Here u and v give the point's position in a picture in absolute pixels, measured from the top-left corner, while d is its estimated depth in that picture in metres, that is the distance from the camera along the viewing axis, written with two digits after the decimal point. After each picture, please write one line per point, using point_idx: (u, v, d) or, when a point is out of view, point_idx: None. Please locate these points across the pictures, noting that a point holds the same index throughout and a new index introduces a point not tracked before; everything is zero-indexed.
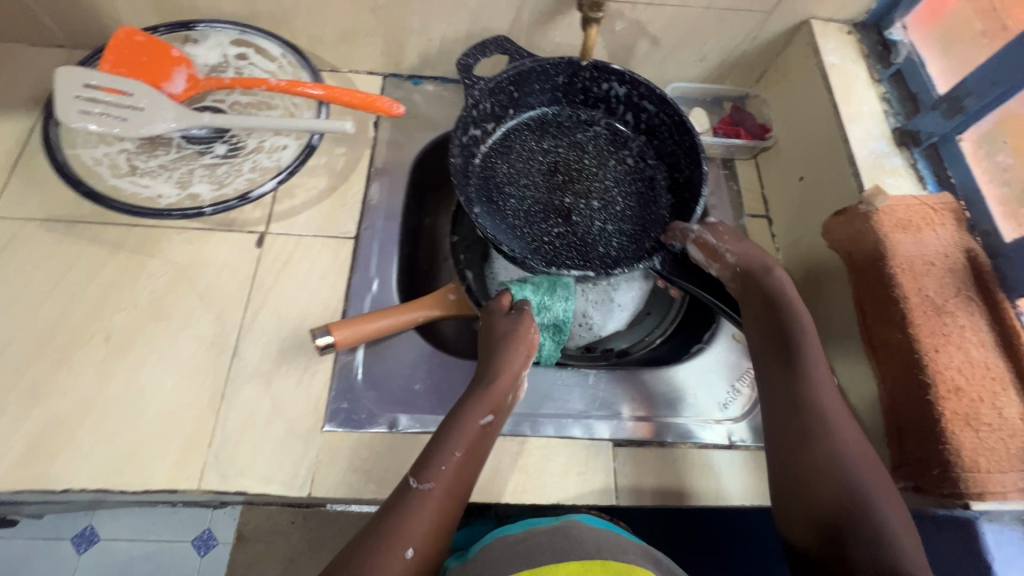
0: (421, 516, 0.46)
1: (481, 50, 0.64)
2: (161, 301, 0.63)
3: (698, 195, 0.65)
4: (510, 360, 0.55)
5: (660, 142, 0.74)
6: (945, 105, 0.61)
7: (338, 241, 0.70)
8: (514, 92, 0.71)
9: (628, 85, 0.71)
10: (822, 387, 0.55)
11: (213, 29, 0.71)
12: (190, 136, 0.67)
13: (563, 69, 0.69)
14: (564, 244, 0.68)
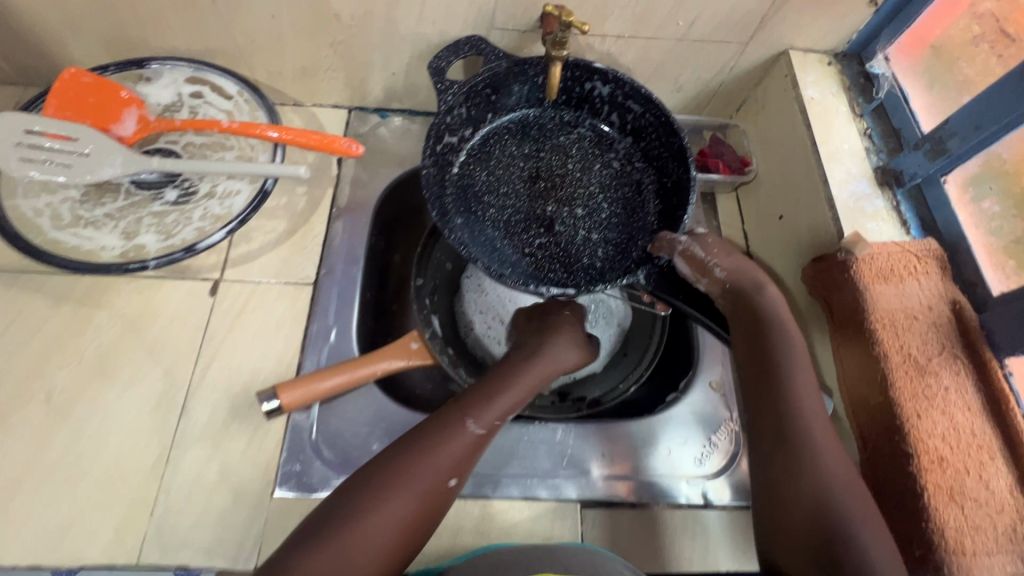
0: (458, 449, 0.48)
1: (452, 51, 0.60)
2: (107, 357, 0.61)
3: (688, 202, 0.60)
4: (567, 350, 0.60)
5: (647, 144, 0.67)
6: (928, 145, 0.57)
7: (296, 287, 0.67)
8: (492, 96, 0.64)
9: (613, 85, 0.64)
10: (810, 418, 0.51)
11: (168, 67, 0.68)
12: (139, 181, 0.64)
13: (543, 69, 0.63)
14: (546, 257, 0.62)
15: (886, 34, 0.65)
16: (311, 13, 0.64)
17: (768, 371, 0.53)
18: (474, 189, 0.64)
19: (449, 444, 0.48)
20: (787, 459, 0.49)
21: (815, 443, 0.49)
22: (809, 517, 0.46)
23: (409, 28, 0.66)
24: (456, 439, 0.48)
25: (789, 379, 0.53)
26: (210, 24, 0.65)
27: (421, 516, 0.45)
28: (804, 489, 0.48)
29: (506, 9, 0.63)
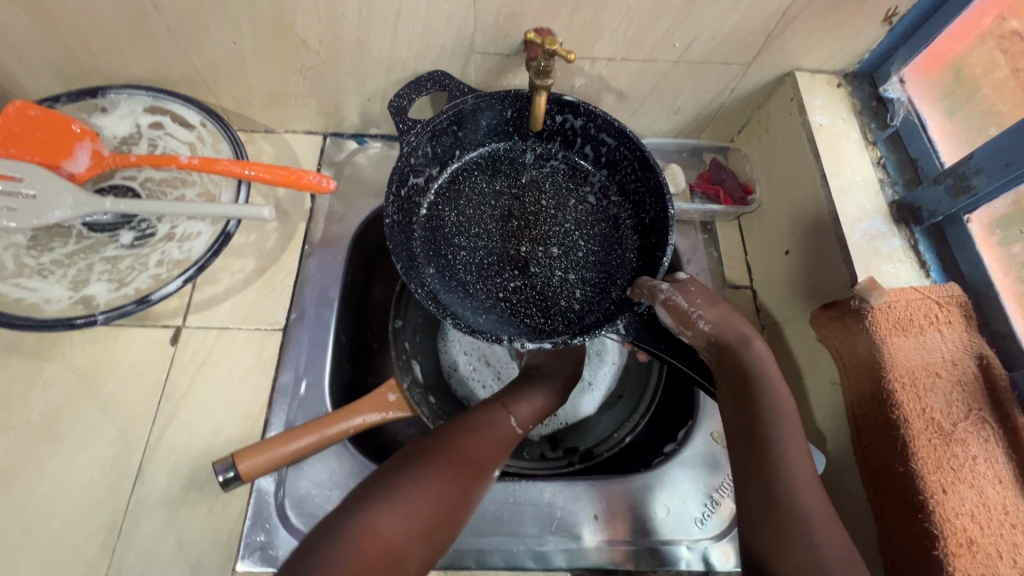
0: (501, 430, 0.52)
1: (414, 89, 0.57)
2: (58, 415, 0.56)
3: (665, 244, 0.56)
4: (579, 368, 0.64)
5: (623, 177, 0.63)
6: (950, 181, 0.52)
7: (265, 333, 0.62)
8: (458, 132, 0.62)
9: (585, 118, 0.61)
10: (803, 492, 0.44)
11: (124, 96, 0.63)
12: (92, 223, 0.59)
13: (511, 104, 0.60)
14: (522, 301, 0.59)
15: (901, 55, 0.59)
16: (276, 38, 0.59)
17: (756, 434, 0.47)
18: (443, 231, 0.61)
19: (494, 424, 0.52)
20: (776, 534, 0.43)
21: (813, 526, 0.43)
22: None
23: (383, 52, 0.61)
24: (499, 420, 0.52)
25: (779, 442, 0.46)
26: (167, 50, 0.60)
27: (459, 491, 0.45)
28: (801, 566, 0.41)
29: (487, 32, 0.58)
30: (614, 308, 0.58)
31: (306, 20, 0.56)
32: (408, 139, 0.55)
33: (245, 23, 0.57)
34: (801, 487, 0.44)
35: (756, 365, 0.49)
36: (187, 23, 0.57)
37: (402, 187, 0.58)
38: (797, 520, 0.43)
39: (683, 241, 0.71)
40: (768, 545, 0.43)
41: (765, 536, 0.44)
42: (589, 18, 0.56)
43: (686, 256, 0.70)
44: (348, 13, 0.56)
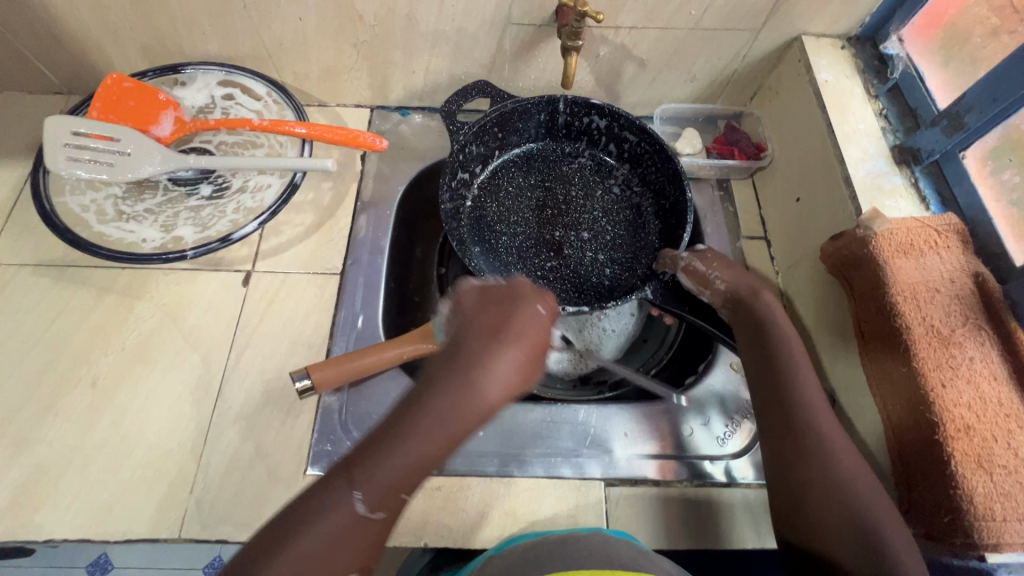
0: (328, 538, 0.38)
1: (462, 96, 0.66)
2: (148, 343, 0.64)
3: (686, 221, 0.63)
4: (501, 368, 0.44)
5: (644, 170, 0.71)
6: (945, 122, 0.58)
7: (324, 277, 0.70)
8: (499, 134, 0.70)
9: (609, 117, 0.69)
10: (816, 407, 0.51)
11: (201, 72, 0.72)
12: (177, 178, 0.67)
13: (544, 107, 0.69)
14: (557, 278, 0.66)
15: (899, 17, 0.65)
16: (337, 13, 0.67)
17: (772, 368, 0.53)
18: (488, 219, 0.69)
19: (321, 525, 0.38)
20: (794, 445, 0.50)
21: (826, 438, 0.50)
22: (822, 499, 0.47)
23: (429, 26, 0.69)
24: (330, 520, 0.38)
25: (792, 370, 0.53)
26: (242, 28, 0.69)
27: None
28: (817, 473, 0.48)
29: (522, 4, 0.65)
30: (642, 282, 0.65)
31: None
32: (456, 137, 0.64)
33: (311, 0, 0.65)
34: (813, 405, 0.51)
35: (770, 310, 0.57)
36: (263, 2, 0.65)
37: (452, 179, 0.66)
38: (812, 434, 0.50)
39: (700, 197, 0.78)
40: (788, 457, 0.50)
41: (784, 451, 0.50)
42: None
43: (704, 211, 0.77)
44: None
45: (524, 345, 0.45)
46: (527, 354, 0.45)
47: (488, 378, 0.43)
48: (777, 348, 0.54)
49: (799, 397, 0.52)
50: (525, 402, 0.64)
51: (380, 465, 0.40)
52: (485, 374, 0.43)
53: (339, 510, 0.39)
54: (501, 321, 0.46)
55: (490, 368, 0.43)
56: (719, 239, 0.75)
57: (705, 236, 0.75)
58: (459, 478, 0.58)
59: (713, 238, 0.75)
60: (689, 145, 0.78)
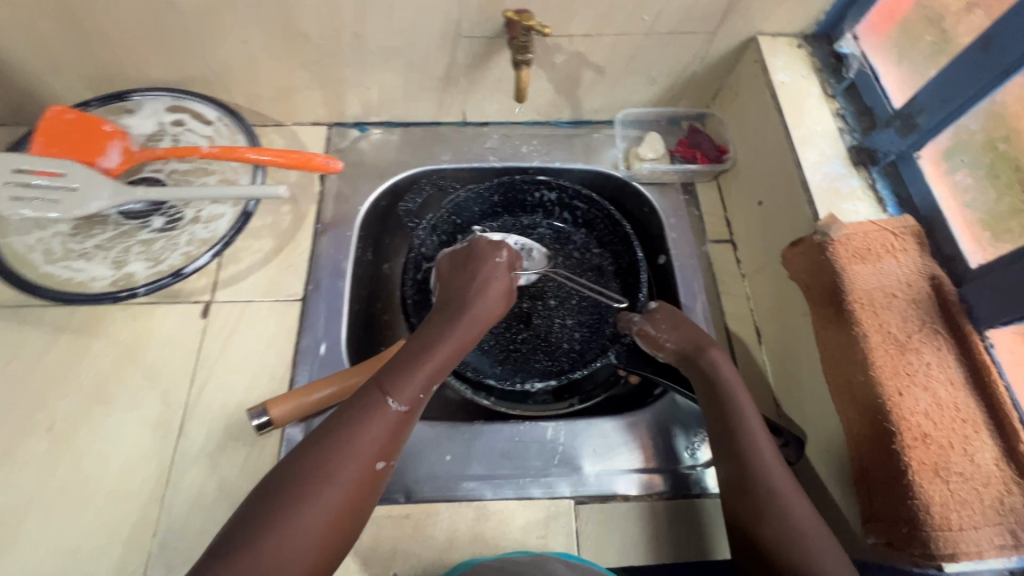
0: (379, 431, 0.48)
1: (417, 195, 0.81)
2: (106, 383, 0.62)
3: (641, 283, 0.70)
4: (488, 309, 0.61)
5: (599, 233, 0.77)
6: (899, 122, 0.57)
7: (285, 304, 0.68)
8: (458, 219, 0.77)
9: (557, 190, 0.76)
10: (772, 466, 0.50)
11: (148, 98, 0.70)
12: (127, 212, 0.65)
13: (494, 189, 0.76)
14: (529, 349, 0.71)
15: (853, 14, 0.65)
16: (281, 33, 0.65)
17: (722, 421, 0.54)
18: None
19: (374, 424, 0.48)
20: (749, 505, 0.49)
21: (778, 488, 0.49)
22: (778, 551, 0.46)
23: (379, 42, 0.67)
24: (378, 421, 0.49)
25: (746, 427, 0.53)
26: (186, 53, 0.67)
27: (342, 497, 0.45)
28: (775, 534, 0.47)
29: (471, 17, 0.64)
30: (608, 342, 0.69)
31: (308, 14, 0.63)
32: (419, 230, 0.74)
33: (254, 22, 0.63)
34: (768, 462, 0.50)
35: (717, 368, 0.57)
36: (204, 25, 0.63)
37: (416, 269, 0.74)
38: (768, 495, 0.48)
39: (665, 201, 0.77)
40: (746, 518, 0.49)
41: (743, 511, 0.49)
42: None
43: (670, 215, 0.76)
44: (345, 6, 0.62)
45: (497, 284, 0.63)
46: (498, 291, 0.63)
47: (480, 316, 0.60)
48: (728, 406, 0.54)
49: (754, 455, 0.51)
50: (493, 423, 0.63)
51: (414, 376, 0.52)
52: (473, 307, 0.60)
53: (383, 411, 0.49)
54: (483, 275, 0.63)
55: (481, 308, 0.60)
56: (684, 245, 0.75)
57: (671, 241, 0.75)
58: (428, 504, 0.58)
59: (679, 243, 0.75)
60: (650, 150, 0.76)
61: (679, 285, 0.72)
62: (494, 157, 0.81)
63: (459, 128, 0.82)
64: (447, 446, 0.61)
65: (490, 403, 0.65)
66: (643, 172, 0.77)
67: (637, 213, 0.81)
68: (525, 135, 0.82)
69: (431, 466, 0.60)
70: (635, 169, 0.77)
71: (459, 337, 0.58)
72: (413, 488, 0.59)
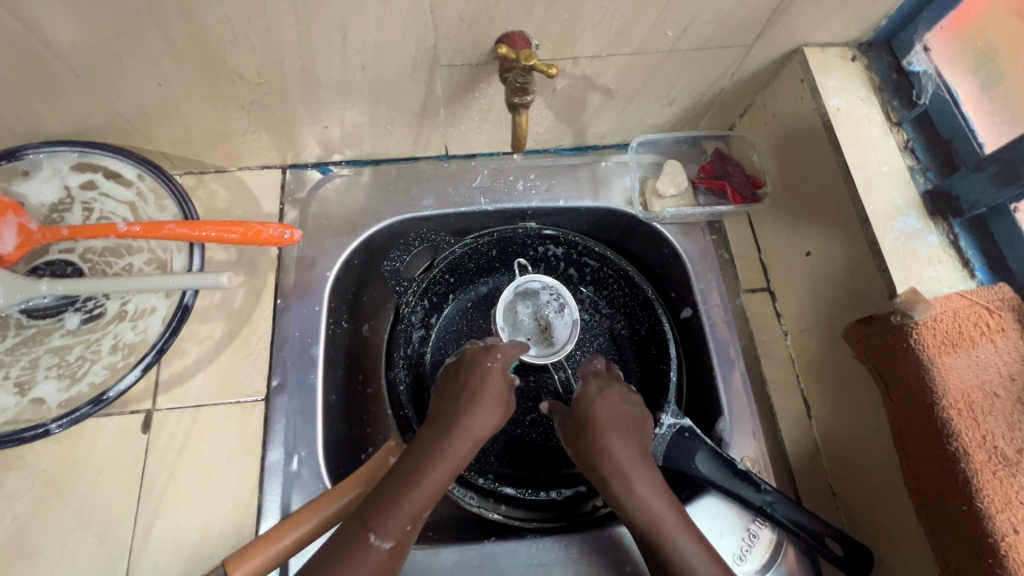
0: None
1: (405, 251, 0.64)
2: (26, 530, 0.51)
3: (668, 358, 0.61)
4: (485, 417, 0.52)
5: (610, 292, 0.69)
6: (994, 168, 0.46)
7: (245, 406, 0.56)
8: (451, 280, 0.67)
9: (565, 246, 0.67)
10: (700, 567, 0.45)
11: (46, 155, 0.55)
12: (31, 309, 0.52)
13: (494, 244, 0.66)
14: (540, 433, 0.63)
15: (925, 20, 0.52)
16: (206, 73, 0.50)
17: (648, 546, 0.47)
18: None
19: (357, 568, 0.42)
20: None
21: None
22: None
23: (334, 77, 0.53)
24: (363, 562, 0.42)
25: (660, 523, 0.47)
26: (84, 102, 0.52)
27: None
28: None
29: (451, 43, 0.50)
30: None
31: (239, 50, 0.48)
32: (406, 299, 0.62)
33: (168, 62, 0.49)
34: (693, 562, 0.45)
35: (614, 455, 0.50)
36: (101, 69, 0.48)
37: (407, 342, 0.63)
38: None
39: (690, 243, 0.66)
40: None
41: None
42: (567, 16, 0.48)
43: (696, 261, 0.66)
44: (285, 38, 0.48)
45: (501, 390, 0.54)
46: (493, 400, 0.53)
47: (476, 426, 0.51)
48: (623, 500, 0.49)
49: (675, 557, 0.45)
50: (508, 541, 0.53)
51: (398, 505, 0.45)
52: (470, 420, 0.51)
53: (365, 552, 0.43)
54: (475, 375, 0.54)
55: (478, 419, 0.51)
56: (715, 298, 0.64)
57: (698, 293, 0.64)
58: None
59: (708, 295, 0.64)
60: (671, 185, 0.64)
61: (713, 350, 0.62)
62: (485, 199, 0.68)
63: (440, 163, 0.69)
64: None
65: (501, 516, 0.55)
66: (665, 214, 0.65)
67: (654, 256, 0.70)
68: (520, 168, 0.69)
69: None
70: (656, 212, 0.65)
71: (452, 458, 0.49)
72: None
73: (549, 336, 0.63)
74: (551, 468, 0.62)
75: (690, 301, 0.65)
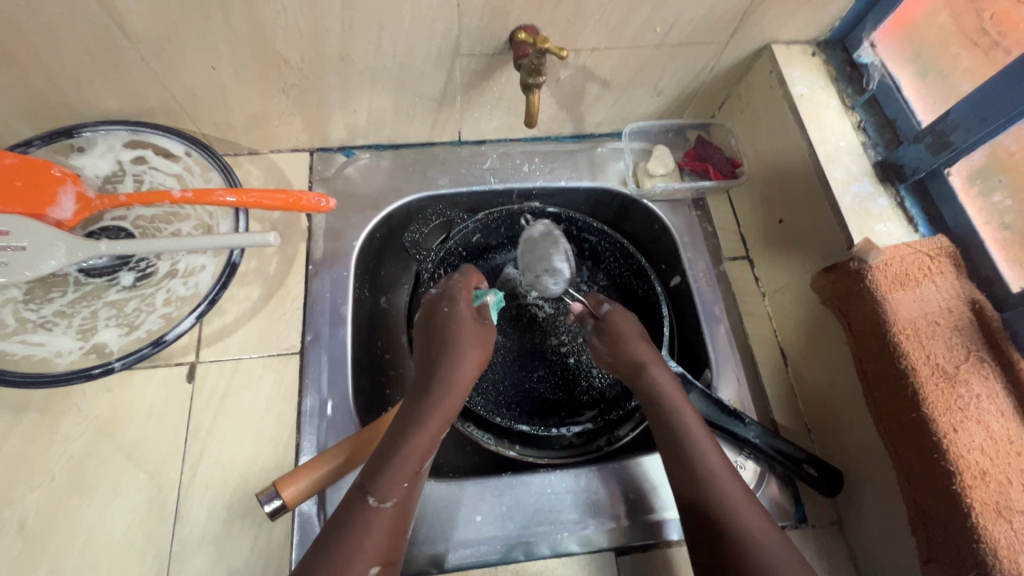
0: (377, 535, 0.45)
1: (424, 224, 0.70)
2: (82, 469, 0.55)
3: (660, 317, 0.69)
4: (466, 363, 0.57)
5: (607, 265, 0.76)
6: (929, 139, 0.55)
7: (281, 358, 0.62)
8: (465, 253, 0.74)
9: (567, 223, 0.74)
10: (711, 455, 0.51)
11: (101, 133, 0.61)
12: (89, 268, 0.57)
13: (503, 220, 0.73)
14: (548, 389, 0.70)
15: (870, 21, 0.62)
16: (256, 58, 0.57)
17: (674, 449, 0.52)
18: None
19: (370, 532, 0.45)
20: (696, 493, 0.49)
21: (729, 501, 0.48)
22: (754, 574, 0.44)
23: (367, 64, 0.60)
24: (372, 527, 0.45)
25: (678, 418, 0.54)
26: (144, 84, 0.58)
27: None
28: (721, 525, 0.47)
29: (472, 34, 0.58)
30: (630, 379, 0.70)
31: (287, 38, 0.55)
32: (424, 265, 0.69)
33: (224, 47, 0.55)
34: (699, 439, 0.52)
35: (636, 353, 0.59)
36: (164, 52, 0.55)
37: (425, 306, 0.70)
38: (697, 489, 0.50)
39: (677, 218, 0.74)
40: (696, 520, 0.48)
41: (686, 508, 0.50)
42: (572, 12, 0.57)
43: (683, 233, 0.73)
44: (329, 27, 0.55)
45: (469, 347, 0.58)
46: (471, 355, 0.58)
47: (452, 374, 0.55)
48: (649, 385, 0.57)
49: (684, 433, 0.53)
50: (523, 475, 0.59)
51: (392, 466, 0.47)
52: (447, 373, 0.55)
53: (371, 515, 0.46)
54: (444, 325, 0.59)
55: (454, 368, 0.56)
56: (702, 267, 0.72)
57: (686, 261, 0.72)
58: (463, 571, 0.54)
59: (694, 263, 0.72)
60: (661, 166, 0.72)
61: (700, 310, 0.69)
62: (495, 179, 0.75)
63: (453, 148, 0.76)
64: (477, 505, 0.57)
65: (517, 453, 0.61)
66: (655, 190, 0.73)
67: (646, 232, 0.78)
68: (526, 153, 0.77)
69: (462, 528, 0.56)
70: (647, 188, 0.73)
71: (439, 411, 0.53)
72: (446, 556, 0.55)
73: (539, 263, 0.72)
74: (559, 416, 0.68)
75: (679, 269, 0.73)
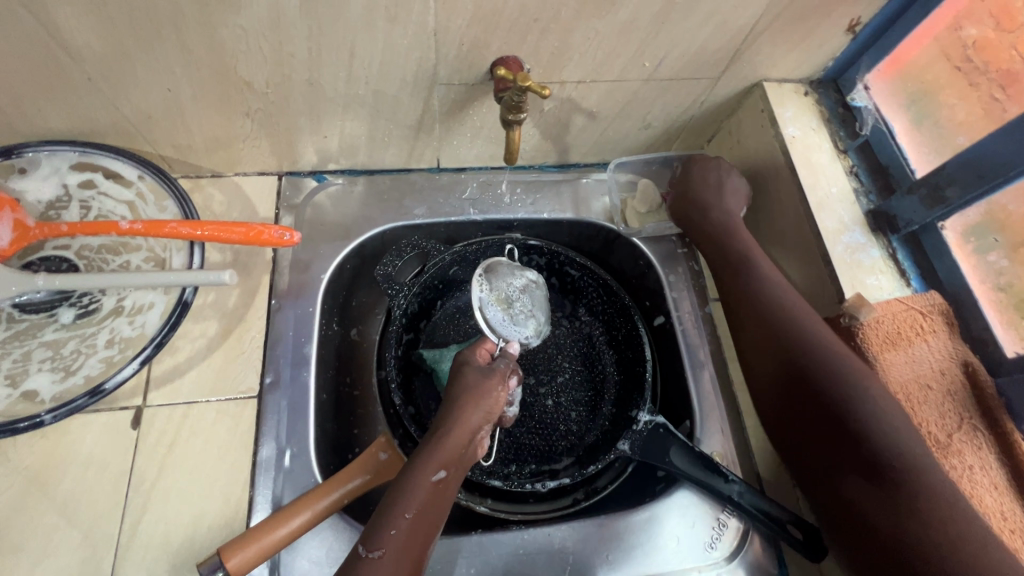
0: None
1: (397, 256, 0.68)
2: (8, 527, 0.50)
3: (644, 360, 0.65)
4: (473, 412, 0.50)
5: (589, 301, 0.72)
6: (924, 191, 0.54)
7: (237, 403, 0.57)
8: (442, 286, 0.70)
9: (548, 256, 0.71)
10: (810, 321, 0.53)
11: (45, 153, 0.56)
12: (24, 303, 0.53)
13: (483, 253, 0.69)
14: (524, 434, 0.66)
15: (865, 62, 0.61)
16: (216, 81, 0.53)
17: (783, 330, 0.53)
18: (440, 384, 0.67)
19: None
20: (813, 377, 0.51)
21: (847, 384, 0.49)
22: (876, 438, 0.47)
23: (339, 90, 0.57)
24: None
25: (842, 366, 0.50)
26: (91, 106, 0.54)
27: None
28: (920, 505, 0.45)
29: (450, 63, 0.54)
30: (609, 425, 0.66)
31: (251, 62, 0.51)
32: (398, 301, 0.66)
33: (180, 69, 0.51)
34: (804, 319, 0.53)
35: (735, 241, 0.61)
36: (112, 74, 0.50)
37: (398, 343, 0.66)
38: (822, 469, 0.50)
39: (664, 256, 0.71)
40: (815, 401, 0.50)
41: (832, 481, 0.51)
42: (556, 45, 0.54)
43: (669, 271, 0.71)
44: (296, 52, 0.51)
45: (486, 400, 0.51)
46: (480, 403, 0.51)
47: (458, 422, 0.49)
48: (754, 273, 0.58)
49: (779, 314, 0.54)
50: (492, 533, 0.56)
51: (386, 517, 0.44)
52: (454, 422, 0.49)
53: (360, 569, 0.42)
54: (457, 375, 0.54)
55: (467, 417, 0.50)
56: (688, 306, 0.69)
57: (671, 301, 0.69)
58: None
59: (679, 303, 0.69)
60: (645, 202, 0.70)
61: (684, 353, 0.66)
62: (474, 209, 0.71)
63: (431, 175, 0.72)
64: (445, 568, 0.54)
65: (487, 509, 0.58)
66: (645, 229, 0.71)
67: (631, 267, 0.75)
68: (507, 182, 0.73)
69: None
70: (636, 227, 0.70)
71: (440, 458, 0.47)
72: None
73: (510, 307, 0.65)
74: (534, 463, 0.65)
75: (664, 308, 0.70)
